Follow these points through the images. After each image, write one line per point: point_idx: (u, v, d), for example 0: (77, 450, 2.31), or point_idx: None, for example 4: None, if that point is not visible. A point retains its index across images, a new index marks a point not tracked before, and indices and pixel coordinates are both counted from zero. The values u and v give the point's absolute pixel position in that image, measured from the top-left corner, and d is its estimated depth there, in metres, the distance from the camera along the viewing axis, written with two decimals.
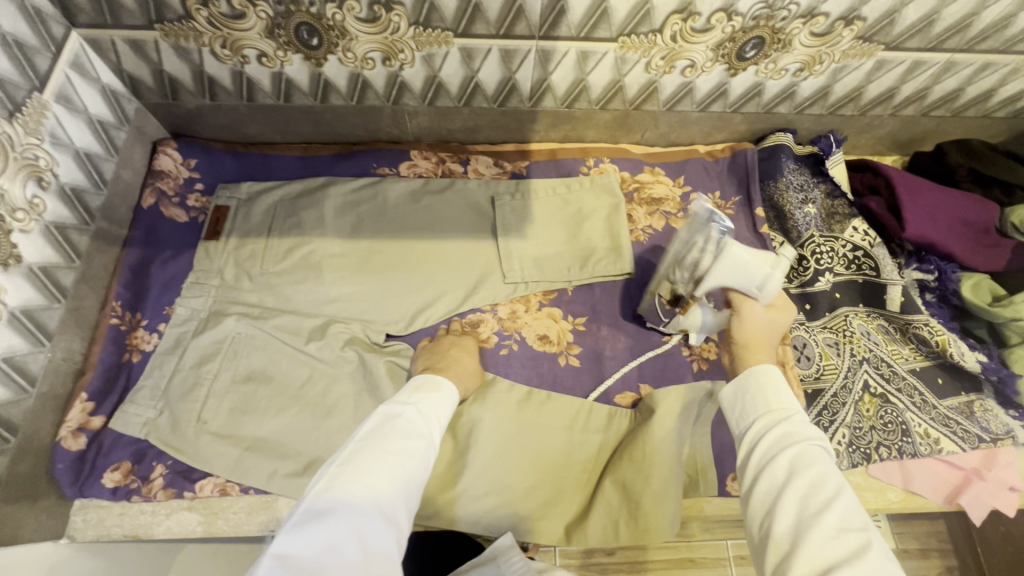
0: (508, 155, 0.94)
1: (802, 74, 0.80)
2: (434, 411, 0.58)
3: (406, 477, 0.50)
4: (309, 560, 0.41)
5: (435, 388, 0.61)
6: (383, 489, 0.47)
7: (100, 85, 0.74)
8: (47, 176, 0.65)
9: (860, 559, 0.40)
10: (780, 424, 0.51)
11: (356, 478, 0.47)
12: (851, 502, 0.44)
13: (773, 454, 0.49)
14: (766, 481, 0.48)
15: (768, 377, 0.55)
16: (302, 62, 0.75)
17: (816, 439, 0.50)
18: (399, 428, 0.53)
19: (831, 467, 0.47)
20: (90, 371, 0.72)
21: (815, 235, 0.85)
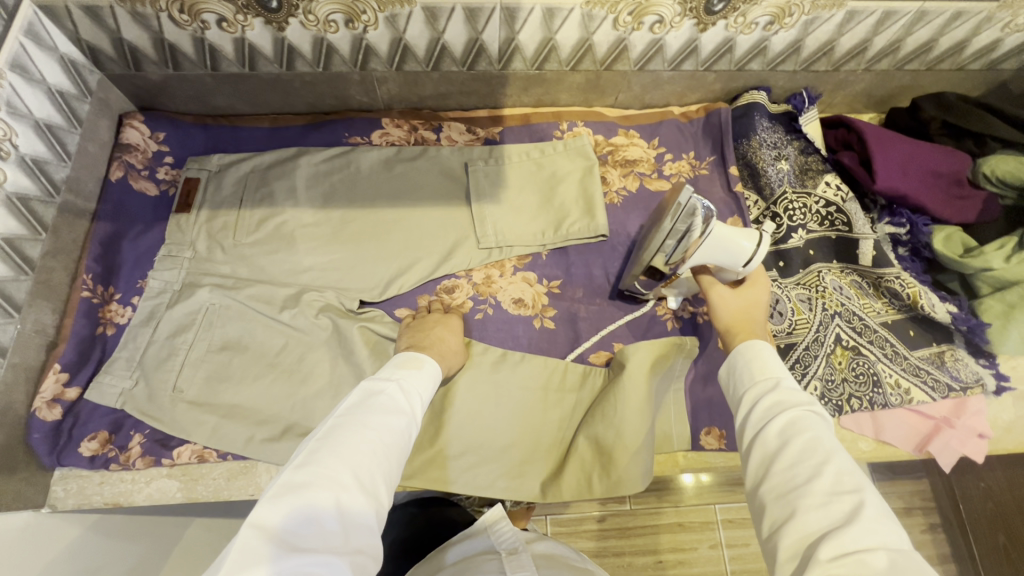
0: (481, 120, 0.93)
1: (773, 28, 0.79)
2: (417, 390, 0.58)
3: (387, 453, 0.49)
4: (291, 532, 0.39)
5: (418, 366, 0.61)
6: (366, 463, 0.46)
7: (59, 55, 0.72)
8: (5, 147, 0.64)
9: (853, 522, 0.39)
10: (771, 394, 0.51)
11: (339, 450, 0.46)
12: (845, 464, 0.43)
13: (768, 422, 0.49)
14: (759, 451, 0.48)
15: (761, 350, 0.55)
16: (264, 26, 0.74)
17: (809, 405, 0.49)
18: (380, 406, 0.52)
19: (826, 430, 0.46)
20: (63, 343, 0.71)
21: (787, 191, 0.85)
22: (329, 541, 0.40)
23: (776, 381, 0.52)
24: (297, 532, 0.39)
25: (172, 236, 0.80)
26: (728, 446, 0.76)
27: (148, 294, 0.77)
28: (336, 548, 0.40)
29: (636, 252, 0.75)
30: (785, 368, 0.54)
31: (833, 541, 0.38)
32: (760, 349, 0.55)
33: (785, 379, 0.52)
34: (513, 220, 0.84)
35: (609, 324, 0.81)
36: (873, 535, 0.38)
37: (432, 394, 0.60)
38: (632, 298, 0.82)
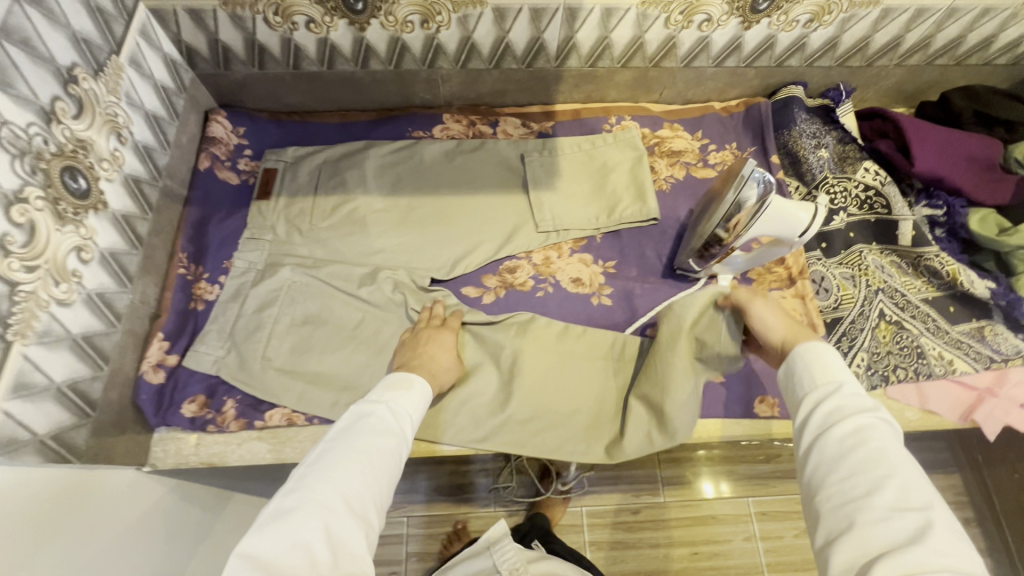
0: (534, 116, 0.99)
1: (812, 25, 0.86)
2: (406, 410, 0.62)
3: (373, 476, 0.54)
4: (277, 553, 0.45)
5: (409, 386, 0.64)
6: (350, 485, 0.51)
7: (163, 53, 0.80)
8: (125, 133, 0.71)
9: (919, 539, 0.40)
10: (829, 402, 0.51)
11: (326, 476, 0.51)
12: (910, 480, 0.44)
13: (824, 432, 0.49)
14: (818, 459, 0.49)
15: (823, 356, 0.55)
16: (347, 27, 0.81)
17: (873, 413, 0.49)
18: (368, 429, 0.57)
19: (890, 443, 0.47)
20: (165, 314, 0.77)
21: (829, 176, 0.89)
22: (314, 559, 0.46)
23: (837, 386, 0.52)
24: (283, 553, 0.45)
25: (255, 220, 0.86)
26: (780, 414, 0.80)
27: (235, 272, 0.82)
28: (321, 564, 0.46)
29: (695, 228, 0.80)
30: (850, 374, 0.54)
31: (895, 558, 0.39)
32: (819, 353, 0.55)
33: (848, 385, 0.52)
34: (567, 207, 0.90)
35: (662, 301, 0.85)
36: (937, 552, 0.39)
37: (421, 413, 0.65)
38: (684, 277, 0.87)
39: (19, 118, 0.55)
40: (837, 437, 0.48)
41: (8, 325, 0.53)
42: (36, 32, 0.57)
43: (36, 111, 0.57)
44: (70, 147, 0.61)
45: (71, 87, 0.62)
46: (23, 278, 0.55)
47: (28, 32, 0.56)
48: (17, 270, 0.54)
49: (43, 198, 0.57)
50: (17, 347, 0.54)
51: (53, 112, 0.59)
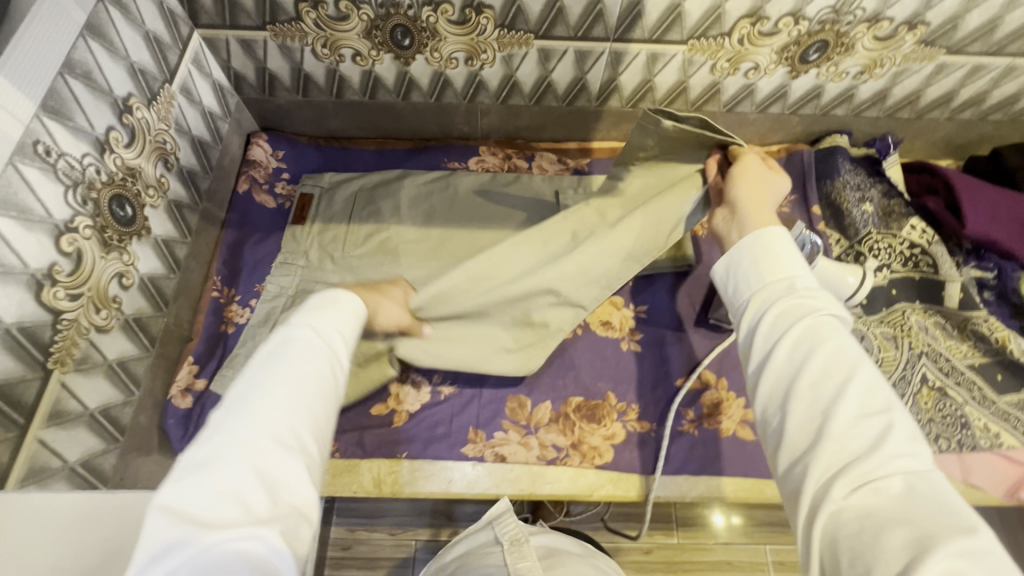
0: (570, 153, 0.99)
1: (862, 77, 0.84)
2: (325, 317, 0.47)
3: (309, 398, 0.40)
4: (192, 513, 0.33)
5: (334, 303, 0.48)
6: (282, 415, 0.38)
7: (212, 80, 0.81)
8: (171, 159, 0.72)
9: (882, 448, 0.36)
10: (783, 296, 0.46)
11: (242, 411, 0.37)
12: (872, 380, 0.40)
13: (778, 330, 0.44)
14: (771, 365, 0.43)
15: (774, 242, 0.50)
16: (392, 61, 0.82)
17: (828, 309, 0.44)
18: (287, 353, 0.42)
19: (846, 339, 0.42)
20: (196, 339, 0.78)
21: (872, 231, 0.87)
22: (246, 507, 0.34)
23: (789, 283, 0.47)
24: (201, 515, 0.33)
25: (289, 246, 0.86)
26: None
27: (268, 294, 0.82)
28: (255, 518, 0.34)
29: None
30: (796, 263, 0.49)
31: (852, 470, 0.36)
32: (776, 236, 0.51)
33: (802, 280, 0.47)
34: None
35: (695, 350, 0.83)
36: (898, 462, 0.36)
37: (357, 317, 0.50)
38: (717, 328, 0.84)
39: (75, 149, 0.56)
40: (795, 337, 0.43)
41: (50, 353, 0.53)
42: (96, 65, 0.58)
43: (91, 142, 0.58)
44: (120, 175, 0.62)
45: (125, 117, 0.63)
46: (67, 307, 0.55)
47: (90, 65, 0.57)
48: (62, 299, 0.54)
49: (90, 227, 0.58)
50: (56, 376, 0.54)
51: (107, 141, 0.60)
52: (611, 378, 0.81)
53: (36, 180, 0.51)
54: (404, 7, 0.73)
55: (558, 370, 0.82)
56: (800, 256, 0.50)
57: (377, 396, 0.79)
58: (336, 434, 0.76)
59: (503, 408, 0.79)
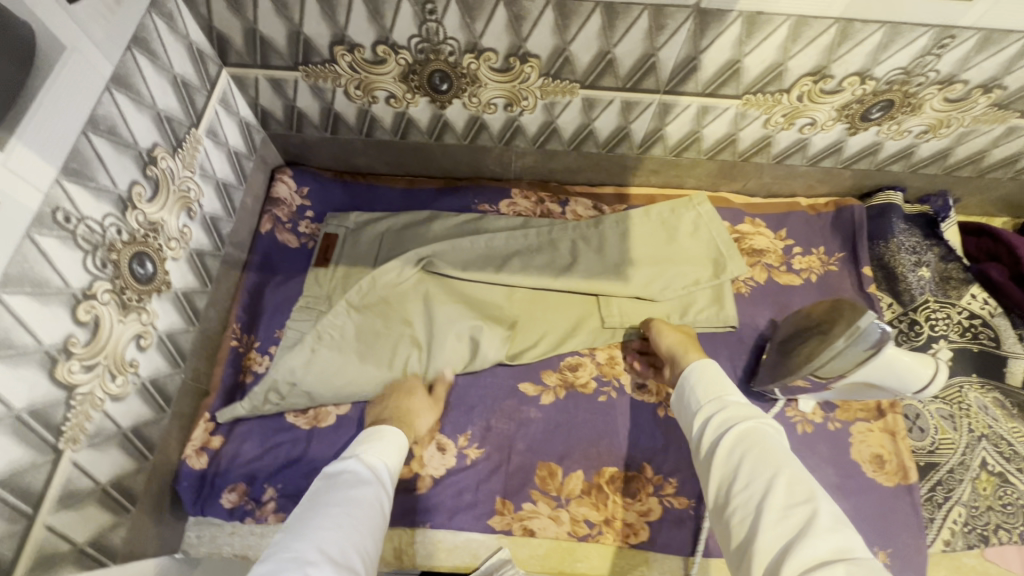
0: (606, 198, 0.94)
1: (925, 136, 0.79)
2: (374, 457, 0.59)
3: (350, 521, 0.50)
4: None
5: (379, 434, 0.62)
6: (330, 533, 0.48)
7: (238, 118, 0.78)
8: (194, 206, 0.68)
9: (812, 531, 0.45)
10: (720, 413, 0.58)
11: (309, 525, 0.48)
12: (798, 474, 0.50)
13: (721, 440, 0.56)
14: (718, 475, 0.54)
15: (708, 370, 0.64)
16: (427, 104, 0.77)
17: (761, 418, 0.56)
18: (341, 487, 0.53)
19: (774, 443, 0.53)
20: (213, 393, 0.74)
21: (929, 299, 0.82)
22: None
23: (723, 398, 0.61)
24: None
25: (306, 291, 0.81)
26: None
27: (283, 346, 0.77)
28: None
29: (781, 359, 0.72)
30: (734, 389, 0.62)
31: (795, 556, 0.44)
32: (708, 365, 0.65)
33: (729, 394, 0.61)
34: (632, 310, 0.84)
35: None
36: (830, 542, 0.44)
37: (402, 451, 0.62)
38: (760, 396, 0.80)
39: (95, 211, 0.52)
40: (732, 445, 0.54)
41: (62, 432, 0.50)
42: (121, 118, 0.55)
43: (113, 201, 0.54)
44: (142, 232, 0.59)
45: (150, 169, 0.59)
46: (80, 380, 0.51)
47: (114, 119, 0.54)
48: (76, 372, 0.51)
49: (109, 291, 0.54)
50: (67, 456, 0.51)
51: (129, 198, 0.56)
52: (647, 447, 0.77)
53: (53, 250, 0.48)
54: (445, 54, 0.69)
55: (590, 437, 0.77)
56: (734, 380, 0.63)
57: None
58: None
59: (532, 476, 0.75)
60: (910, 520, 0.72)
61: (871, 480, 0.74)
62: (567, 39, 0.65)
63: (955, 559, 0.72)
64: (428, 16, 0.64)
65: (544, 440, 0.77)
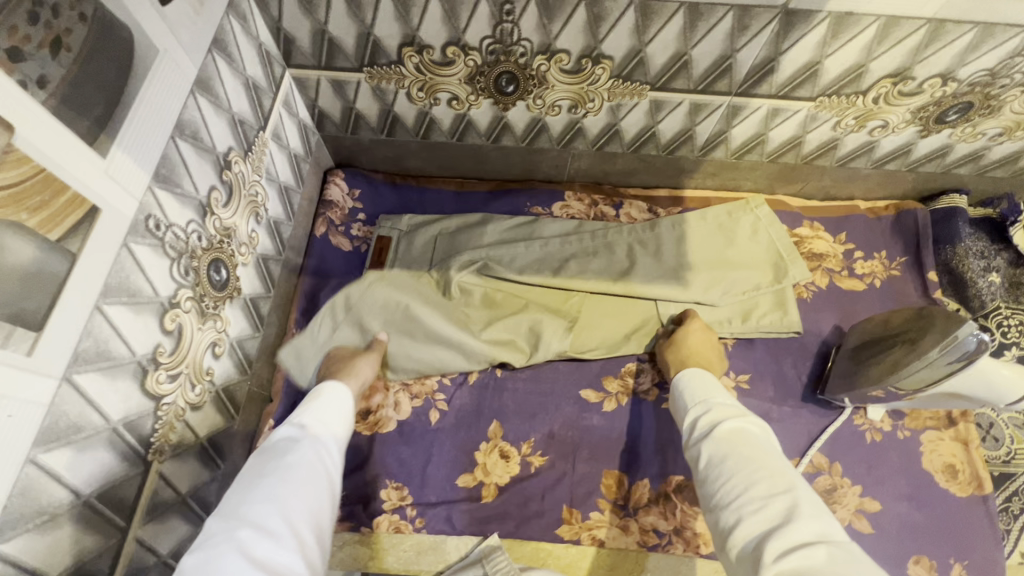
0: (661, 200, 0.93)
1: (999, 139, 0.77)
2: (321, 422, 0.55)
3: (294, 487, 0.47)
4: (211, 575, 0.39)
5: (329, 398, 0.58)
6: (276, 501, 0.45)
7: (297, 120, 0.76)
8: (261, 211, 0.67)
9: (793, 521, 0.43)
10: (704, 415, 0.56)
11: (258, 498, 0.44)
12: (780, 470, 0.48)
13: (708, 436, 0.53)
14: (701, 470, 0.52)
15: (700, 376, 0.62)
16: (490, 106, 0.76)
17: (742, 414, 0.54)
18: (291, 456, 0.49)
19: (759, 441, 0.51)
20: (276, 399, 0.73)
21: (1000, 305, 0.82)
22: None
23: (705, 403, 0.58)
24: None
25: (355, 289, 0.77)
26: None
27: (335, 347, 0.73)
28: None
29: (855, 367, 0.70)
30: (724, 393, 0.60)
31: (779, 542, 0.42)
32: (699, 372, 0.63)
33: (712, 398, 0.58)
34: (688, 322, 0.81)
35: (802, 429, 0.77)
36: (813, 528, 0.42)
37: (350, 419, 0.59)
38: (827, 403, 0.78)
39: (180, 218, 0.51)
40: (718, 440, 0.52)
41: (151, 443, 0.49)
42: (203, 122, 0.54)
43: (195, 207, 0.53)
44: (219, 238, 0.58)
45: (225, 173, 0.58)
46: (167, 390, 0.50)
47: (197, 123, 0.53)
48: (163, 382, 0.50)
49: (191, 299, 0.53)
50: (154, 467, 0.50)
51: (208, 204, 0.55)
52: None
53: (145, 259, 0.47)
54: (516, 55, 0.67)
55: (656, 445, 0.75)
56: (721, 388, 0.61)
57: (463, 465, 0.74)
58: (422, 508, 0.71)
59: (598, 484, 0.73)
60: (986, 532, 0.71)
61: (944, 491, 0.73)
62: (644, 40, 0.64)
63: None
64: (504, 17, 0.62)
65: (608, 448, 0.75)
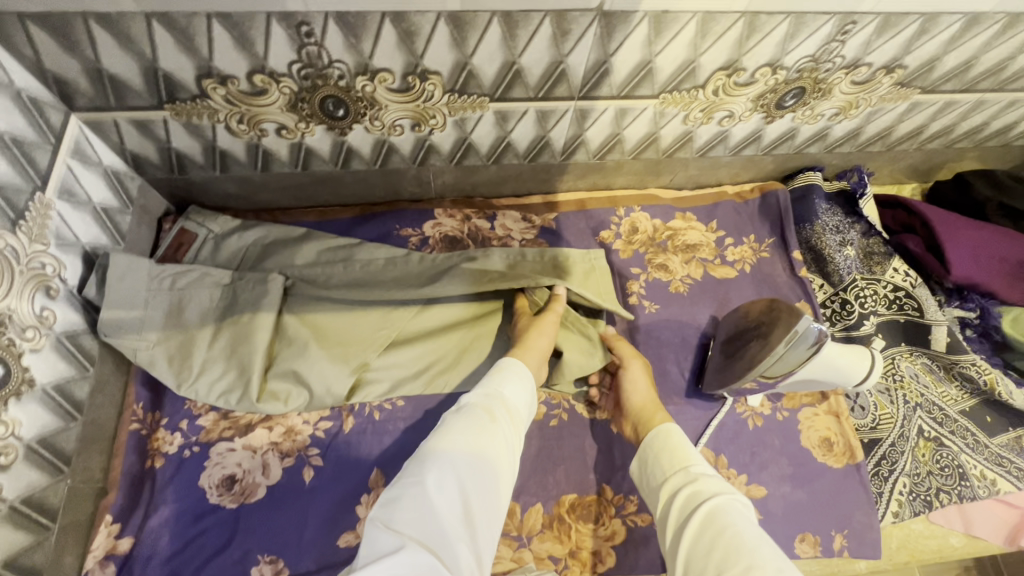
0: (535, 208, 0.90)
1: (837, 118, 0.79)
2: (520, 389, 0.63)
3: (490, 467, 0.54)
4: (405, 535, 0.47)
5: (515, 374, 0.64)
6: (469, 477, 0.52)
7: (102, 169, 0.67)
8: (54, 284, 0.58)
9: None
10: (690, 486, 0.57)
11: (448, 469, 0.51)
12: (775, 563, 0.48)
13: (700, 509, 0.54)
14: (688, 542, 0.53)
15: (672, 439, 0.63)
16: (325, 132, 0.70)
17: (729, 493, 0.55)
18: (485, 418, 0.57)
19: (751, 523, 0.52)
20: (114, 489, 0.66)
21: (857, 278, 0.84)
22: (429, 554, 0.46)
23: (695, 468, 0.60)
24: (428, 531, 0.48)
25: (197, 300, 0.71)
26: (824, 553, 0.72)
27: (206, 402, 0.70)
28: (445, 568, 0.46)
29: (726, 362, 0.69)
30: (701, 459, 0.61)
31: None
32: (671, 431, 0.64)
33: (702, 467, 0.59)
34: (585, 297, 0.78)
35: (689, 426, 0.77)
36: None
37: (534, 387, 0.65)
38: (709, 396, 0.79)
39: None
40: (706, 518, 0.53)
41: None
42: None
43: None
44: None
45: None
46: None
47: None
48: None
49: None
50: None
51: None
52: (605, 468, 0.74)
53: None
54: (334, 77, 0.61)
55: (546, 467, 0.73)
56: (699, 452, 0.62)
57: (344, 524, 0.69)
58: None
59: None
60: (861, 499, 0.74)
61: (822, 465, 0.75)
62: (467, 53, 0.60)
63: (904, 528, 0.75)
64: (305, 39, 0.56)
65: None
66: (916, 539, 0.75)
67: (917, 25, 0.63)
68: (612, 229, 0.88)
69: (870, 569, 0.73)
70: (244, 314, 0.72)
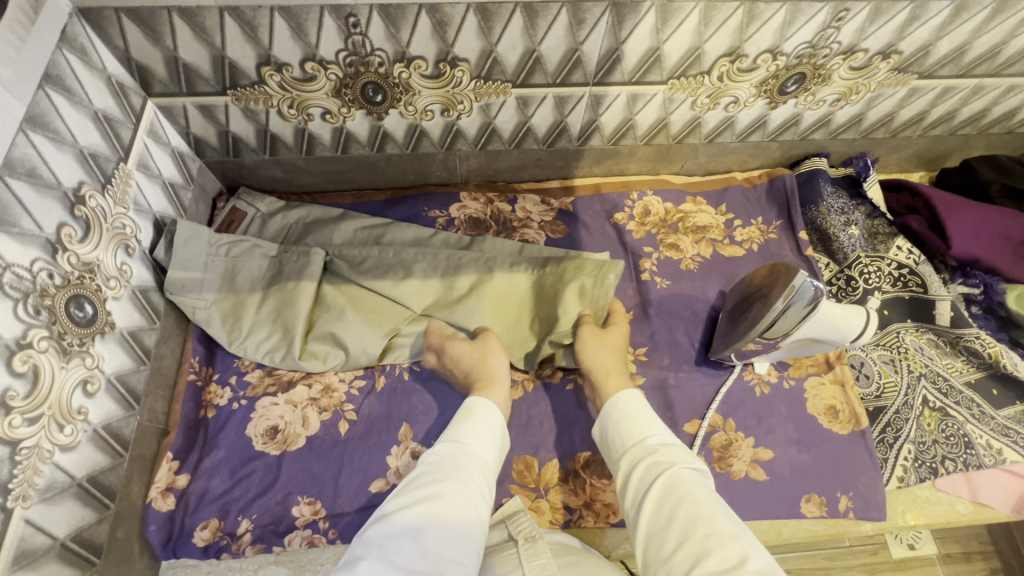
0: (553, 192, 0.96)
1: (839, 104, 0.84)
2: (484, 438, 0.64)
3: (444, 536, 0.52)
4: None
5: (474, 420, 0.66)
6: (421, 548, 0.50)
7: (171, 148, 0.76)
8: (131, 244, 0.67)
9: None
10: (646, 457, 0.60)
11: (390, 541, 0.50)
12: (730, 534, 0.49)
13: (656, 483, 0.57)
14: (648, 517, 0.55)
15: (630, 406, 0.66)
16: (365, 117, 0.78)
17: (685, 463, 0.59)
18: (430, 481, 0.57)
19: (706, 493, 0.55)
20: (174, 431, 0.73)
21: (861, 255, 0.89)
22: None
23: (650, 437, 0.63)
24: None
25: (246, 269, 0.79)
26: (830, 513, 0.75)
27: (253, 359, 0.77)
28: None
29: (732, 326, 0.76)
30: (656, 423, 0.64)
31: None
32: (629, 402, 0.66)
33: (657, 436, 0.63)
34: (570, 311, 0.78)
35: (698, 393, 0.81)
36: None
37: (500, 433, 0.67)
38: (719, 364, 0.84)
39: (23, 257, 0.52)
40: (662, 490, 0.56)
41: (9, 491, 0.50)
42: (40, 158, 0.54)
43: (40, 245, 0.54)
44: (76, 274, 0.58)
45: (78, 209, 0.58)
46: (25, 434, 0.51)
47: (34, 160, 0.53)
48: (19, 426, 0.51)
49: (47, 337, 0.54)
50: (19, 513, 0.51)
51: (59, 240, 0.56)
52: None
53: None
54: (375, 65, 0.69)
55: (561, 426, 0.79)
56: (655, 417, 0.65)
57: (374, 472, 0.74)
58: (335, 518, 0.71)
59: (509, 470, 0.76)
60: (866, 463, 0.77)
61: (828, 432, 0.79)
62: (492, 41, 0.67)
63: (909, 493, 0.77)
64: (352, 30, 0.64)
65: (518, 435, 0.78)
66: (921, 505, 0.77)
67: (907, 12, 0.68)
68: (626, 211, 0.94)
69: (876, 531, 0.75)
70: (289, 282, 0.78)
